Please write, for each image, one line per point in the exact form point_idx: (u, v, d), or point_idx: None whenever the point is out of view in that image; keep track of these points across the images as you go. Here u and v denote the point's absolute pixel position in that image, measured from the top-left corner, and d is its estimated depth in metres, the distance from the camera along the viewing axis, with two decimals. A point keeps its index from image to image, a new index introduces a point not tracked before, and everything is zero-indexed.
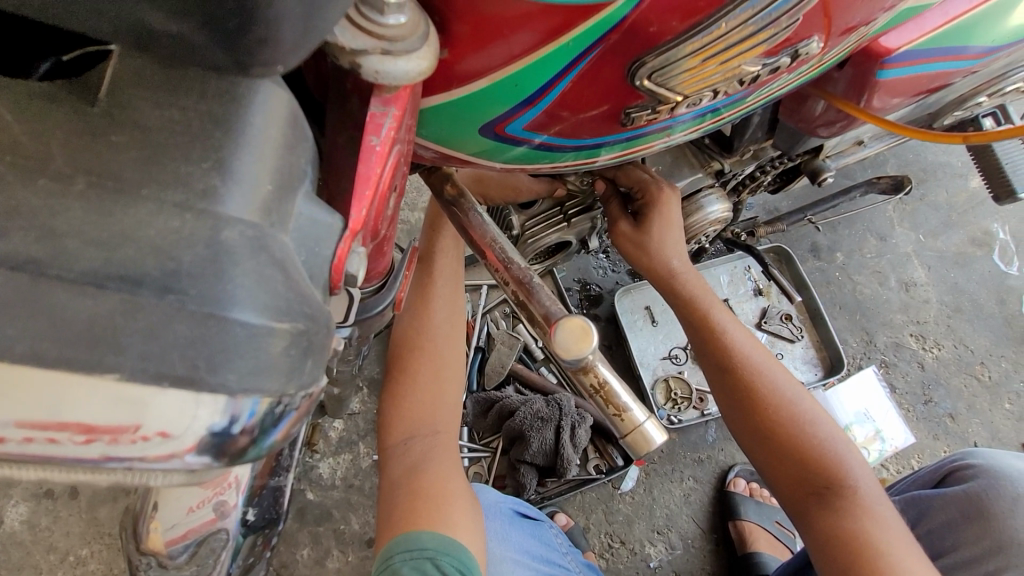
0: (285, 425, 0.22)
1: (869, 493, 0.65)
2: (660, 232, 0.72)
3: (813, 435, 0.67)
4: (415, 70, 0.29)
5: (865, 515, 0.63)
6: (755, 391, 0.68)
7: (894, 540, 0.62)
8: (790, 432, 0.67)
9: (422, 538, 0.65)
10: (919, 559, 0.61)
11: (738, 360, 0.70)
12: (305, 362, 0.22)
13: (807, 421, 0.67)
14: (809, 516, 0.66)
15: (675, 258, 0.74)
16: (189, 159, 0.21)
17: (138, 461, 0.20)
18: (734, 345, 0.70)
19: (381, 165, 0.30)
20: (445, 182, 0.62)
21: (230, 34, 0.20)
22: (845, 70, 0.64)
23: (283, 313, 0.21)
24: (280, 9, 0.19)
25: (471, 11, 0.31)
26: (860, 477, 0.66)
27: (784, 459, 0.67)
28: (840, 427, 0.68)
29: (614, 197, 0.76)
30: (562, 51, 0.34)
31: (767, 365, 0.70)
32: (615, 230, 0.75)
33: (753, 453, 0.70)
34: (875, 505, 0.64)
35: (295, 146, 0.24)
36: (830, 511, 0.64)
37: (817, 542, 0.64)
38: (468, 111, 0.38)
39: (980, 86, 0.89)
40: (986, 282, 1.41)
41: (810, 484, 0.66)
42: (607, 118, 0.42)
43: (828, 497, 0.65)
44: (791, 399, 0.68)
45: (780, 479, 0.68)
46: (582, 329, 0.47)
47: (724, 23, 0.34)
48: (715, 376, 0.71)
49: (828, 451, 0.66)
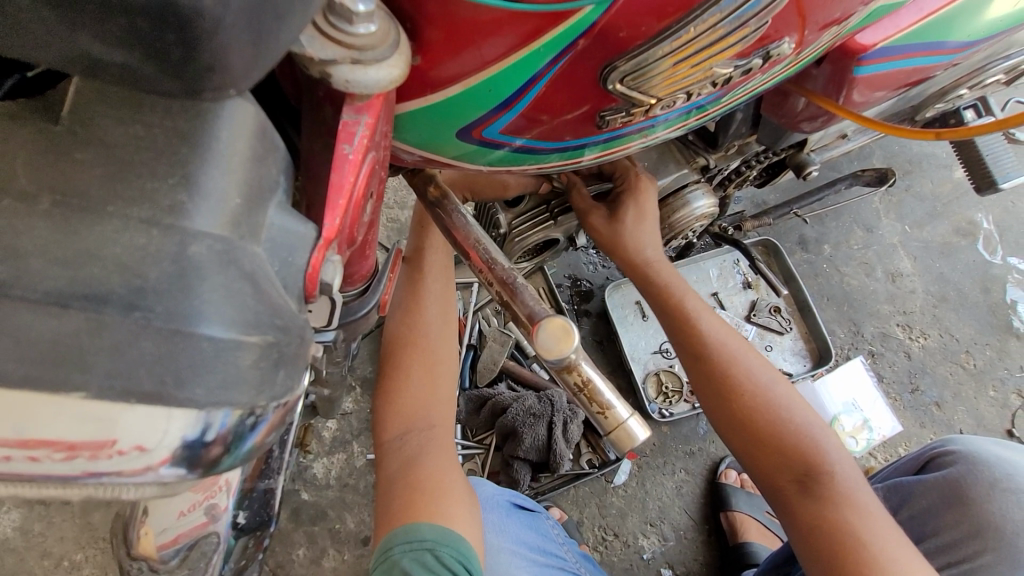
0: (261, 431, 0.23)
1: (846, 478, 0.66)
2: (633, 223, 0.74)
3: (789, 423, 0.68)
4: (385, 79, 0.29)
5: (844, 502, 0.64)
6: (731, 380, 0.69)
7: (873, 524, 0.63)
8: (767, 421, 0.68)
9: (422, 529, 0.66)
10: (897, 541, 0.63)
11: (713, 349, 0.71)
12: (277, 373, 0.23)
13: (783, 409, 0.68)
14: (793, 506, 0.66)
15: (647, 249, 0.75)
16: (154, 175, 0.21)
17: (115, 475, 0.20)
18: (709, 334, 0.71)
19: (354, 173, 0.30)
20: (428, 183, 0.62)
21: (172, 64, 0.19)
22: (823, 67, 0.65)
23: (252, 326, 0.21)
24: (224, 39, 0.18)
25: (442, 18, 0.31)
26: (837, 463, 0.67)
27: (763, 450, 0.68)
28: (813, 411, 0.69)
29: (580, 189, 0.76)
30: (534, 56, 0.34)
31: (742, 352, 0.71)
32: (588, 223, 0.76)
33: (732, 446, 0.70)
34: (854, 490, 0.66)
35: (264, 158, 0.24)
36: (812, 498, 0.65)
37: (800, 532, 0.65)
38: (445, 116, 0.39)
39: (960, 79, 0.90)
40: (971, 271, 1.43)
41: (790, 473, 0.67)
42: (584, 120, 0.42)
43: (809, 484, 0.66)
44: (764, 386, 0.69)
45: (760, 470, 0.68)
46: (563, 329, 0.47)
47: (693, 27, 0.35)
48: (691, 365, 0.72)
49: (805, 437, 0.67)
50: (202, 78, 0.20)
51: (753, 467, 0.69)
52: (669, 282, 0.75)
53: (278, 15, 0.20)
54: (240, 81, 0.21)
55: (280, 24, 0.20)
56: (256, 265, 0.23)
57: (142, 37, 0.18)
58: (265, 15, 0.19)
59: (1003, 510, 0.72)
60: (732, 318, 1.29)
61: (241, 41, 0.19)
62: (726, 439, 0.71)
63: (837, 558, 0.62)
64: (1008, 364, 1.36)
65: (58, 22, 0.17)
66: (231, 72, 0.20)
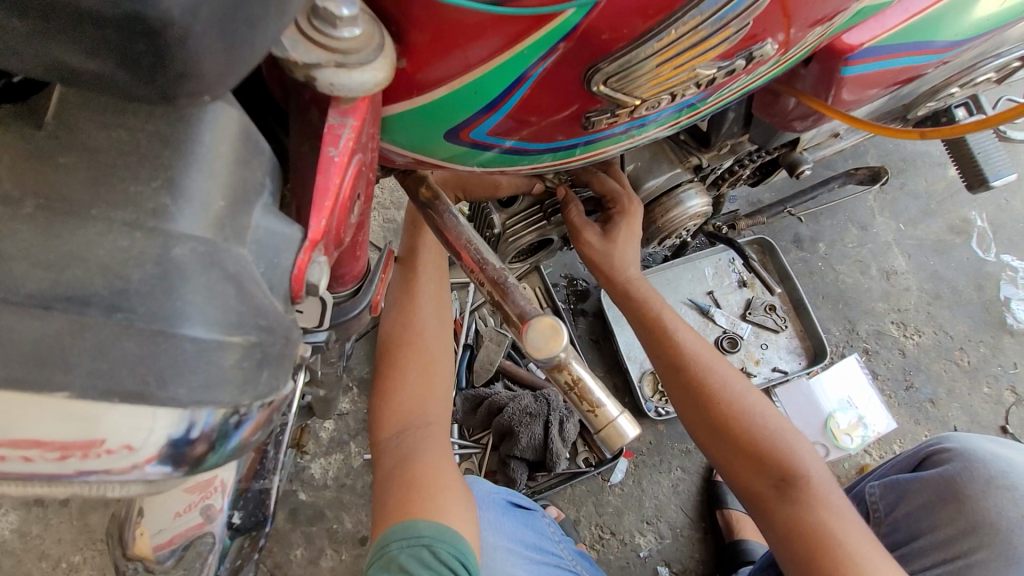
0: (246, 429, 0.23)
1: (822, 482, 0.67)
2: (624, 242, 0.77)
3: (762, 429, 0.69)
4: (370, 82, 0.30)
5: (819, 506, 0.66)
6: (705, 388, 0.71)
7: (849, 527, 0.65)
8: (742, 428, 0.69)
9: (419, 526, 0.67)
10: (871, 543, 0.64)
11: (688, 359, 0.73)
12: (260, 372, 0.23)
13: (757, 416, 0.70)
14: (771, 512, 0.68)
15: (631, 268, 0.78)
16: (137, 178, 0.22)
17: (103, 474, 0.20)
18: (683, 344, 0.73)
19: (341, 175, 0.30)
20: (421, 184, 0.63)
21: (152, 71, 0.19)
22: (812, 67, 0.65)
23: (234, 326, 0.21)
24: (201, 44, 0.19)
25: (427, 21, 0.32)
26: (813, 467, 0.68)
27: (739, 456, 0.69)
28: (786, 417, 0.71)
29: (573, 203, 0.78)
30: (518, 59, 0.35)
31: (715, 361, 0.73)
32: (581, 239, 0.78)
33: (710, 453, 0.72)
34: (829, 494, 0.67)
35: (248, 161, 0.24)
36: (788, 503, 0.67)
37: (778, 536, 0.67)
38: (433, 118, 0.39)
39: (951, 78, 0.90)
40: (965, 268, 1.43)
41: (766, 478, 0.68)
42: (570, 121, 0.43)
43: (785, 489, 0.67)
44: (738, 393, 0.71)
45: (738, 478, 0.70)
46: (553, 328, 0.48)
47: (675, 29, 0.35)
48: (668, 375, 0.74)
49: (779, 443, 0.69)
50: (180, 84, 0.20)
51: (730, 474, 0.71)
52: (645, 295, 0.77)
53: (254, 20, 0.20)
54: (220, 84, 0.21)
55: (257, 30, 0.20)
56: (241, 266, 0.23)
57: (119, 47, 0.18)
58: (240, 22, 0.19)
59: (998, 507, 0.73)
60: (727, 315, 1.30)
61: (218, 47, 0.19)
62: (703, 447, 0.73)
63: (814, 562, 0.63)
64: (1002, 360, 1.37)
65: (38, 32, 0.18)
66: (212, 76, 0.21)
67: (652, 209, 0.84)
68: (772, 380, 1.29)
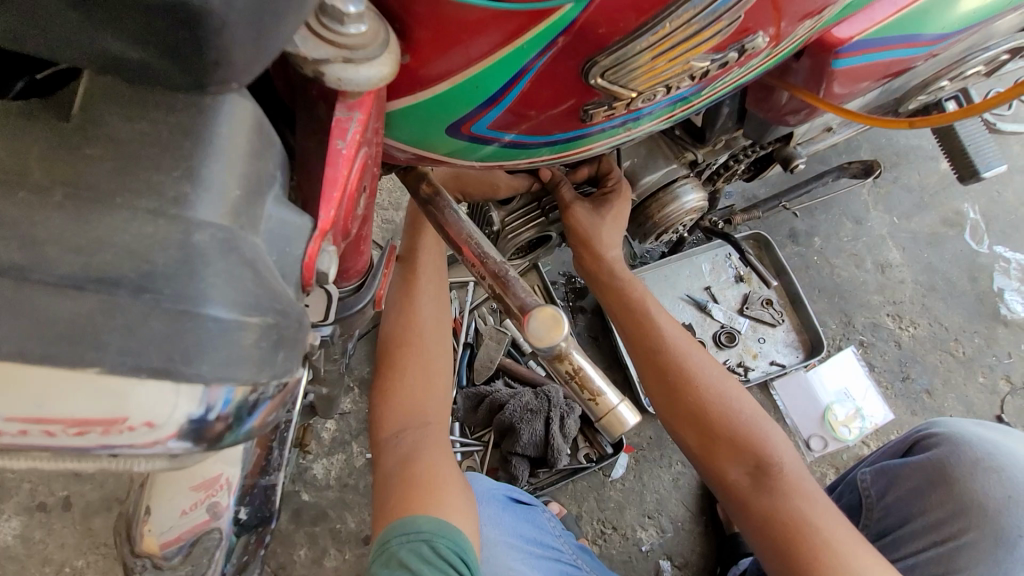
0: (261, 413, 0.24)
1: (794, 469, 0.72)
2: (611, 222, 0.80)
3: (739, 418, 0.73)
4: (376, 77, 0.31)
5: (793, 492, 0.70)
6: (684, 380, 0.75)
7: (819, 512, 0.69)
8: (720, 418, 0.73)
9: (419, 522, 0.67)
10: (843, 527, 0.69)
11: (669, 349, 0.76)
12: (277, 353, 0.24)
13: (735, 406, 0.74)
14: (749, 500, 0.71)
15: (611, 250, 0.82)
16: (159, 168, 0.23)
17: (127, 448, 0.21)
18: (665, 334, 0.77)
19: (348, 167, 0.32)
20: (421, 181, 0.63)
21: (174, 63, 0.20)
22: (803, 61, 0.66)
23: (253, 309, 0.22)
24: (223, 40, 0.20)
25: (429, 16, 0.33)
26: (785, 455, 0.72)
27: (716, 446, 0.73)
28: (760, 406, 0.75)
29: (562, 181, 0.80)
30: (517, 53, 0.36)
31: (694, 351, 0.77)
32: (570, 211, 0.80)
33: (689, 444, 0.76)
34: (802, 481, 0.71)
35: (261, 152, 0.26)
36: (765, 491, 0.71)
37: (756, 525, 0.71)
38: (436, 112, 0.40)
39: (941, 71, 0.92)
40: (959, 260, 1.45)
41: (744, 468, 0.72)
42: (567, 115, 0.44)
43: (762, 477, 0.71)
44: (715, 383, 0.75)
45: (716, 466, 0.73)
46: (553, 318, 0.49)
47: (668, 24, 0.36)
48: (649, 365, 0.77)
49: (755, 431, 0.73)
50: (197, 78, 0.21)
51: (709, 466, 0.74)
52: (630, 280, 0.81)
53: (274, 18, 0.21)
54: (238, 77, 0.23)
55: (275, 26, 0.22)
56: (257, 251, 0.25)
57: (145, 41, 0.19)
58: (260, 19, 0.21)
59: (985, 488, 0.74)
60: (725, 311, 1.32)
61: (238, 42, 0.20)
62: (681, 438, 0.76)
63: (790, 548, 0.67)
64: (996, 351, 1.38)
65: (70, 26, 0.19)
66: (233, 70, 0.22)
67: (647, 205, 0.86)
68: (770, 374, 1.31)
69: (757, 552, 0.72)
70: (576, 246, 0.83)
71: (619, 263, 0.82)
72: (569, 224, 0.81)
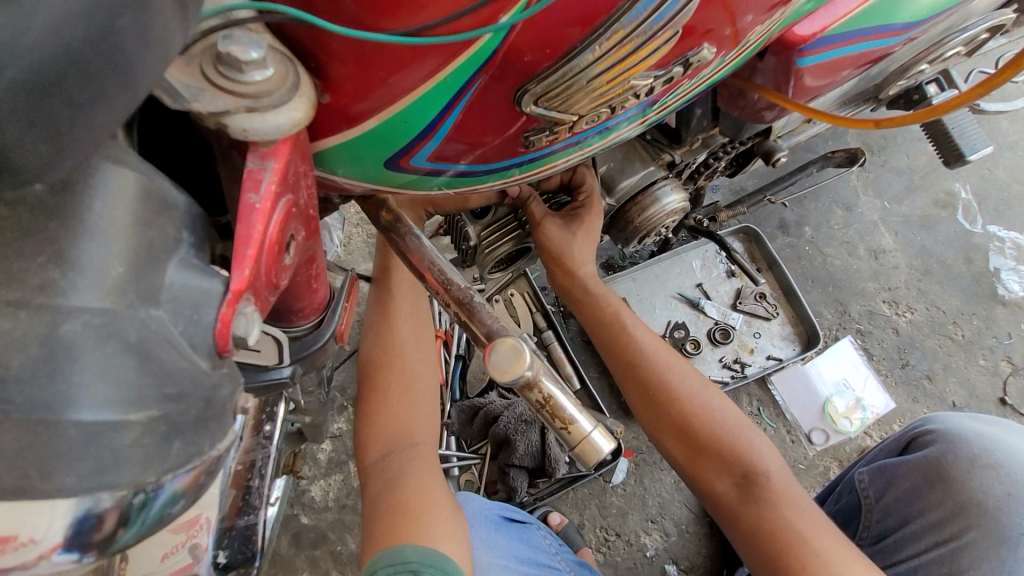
0: (167, 494, 0.24)
1: (781, 476, 0.71)
2: (582, 239, 0.81)
3: (723, 427, 0.73)
4: (287, 123, 0.29)
5: (780, 501, 0.68)
6: (665, 391, 0.74)
7: (808, 521, 0.67)
8: (703, 428, 0.72)
9: (407, 551, 0.65)
10: (833, 537, 0.67)
11: (647, 360, 0.77)
12: (170, 445, 0.24)
13: (717, 414, 0.73)
14: (736, 511, 0.70)
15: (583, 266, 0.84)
16: (22, 255, 0.21)
17: (21, 567, 0.22)
18: (642, 345, 0.78)
19: (264, 221, 0.29)
20: (380, 209, 0.62)
21: None
22: (767, 61, 0.64)
23: (134, 405, 0.22)
24: (8, 135, 0.19)
25: (346, 53, 0.32)
26: (772, 464, 0.71)
27: (701, 457, 0.72)
28: (743, 414, 0.74)
29: (530, 198, 0.80)
30: (442, 86, 0.34)
31: (672, 362, 0.77)
32: (543, 230, 0.80)
33: (674, 456, 0.75)
34: (788, 489, 0.70)
35: (153, 221, 0.24)
36: (752, 500, 0.69)
37: (745, 537, 0.69)
38: (371, 147, 0.38)
39: (920, 55, 0.89)
40: (953, 242, 1.42)
41: (730, 478, 0.71)
42: (509, 142, 0.42)
43: (748, 487, 0.70)
44: (697, 393, 0.75)
45: (702, 477, 0.73)
46: (514, 349, 0.47)
47: (599, 46, 0.34)
48: (629, 376, 0.77)
49: (739, 440, 0.72)
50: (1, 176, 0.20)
51: (695, 477, 0.73)
52: (605, 293, 0.83)
53: (87, 87, 0.20)
54: (74, 151, 0.21)
55: (92, 101, 0.21)
56: (155, 325, 0.23)
57: None
58: (57, 96, 0.20)
59: (984, 485, 0.73)
60: (718, 307, 1.30)
61: (31, 140, 0.20)
62: (666, 450, 0.75)
63: (779, 561, 0.65)
64: (996, 332, 1.36)
65: None
66: (58, 144, 0.21)
67: (626, 209, 0.83)
68: (767, 369, 1.28)
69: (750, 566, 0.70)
70: (549, 261, 0.85)
71: (592, 278, 0.84)
72: (544, 243, 0.82)
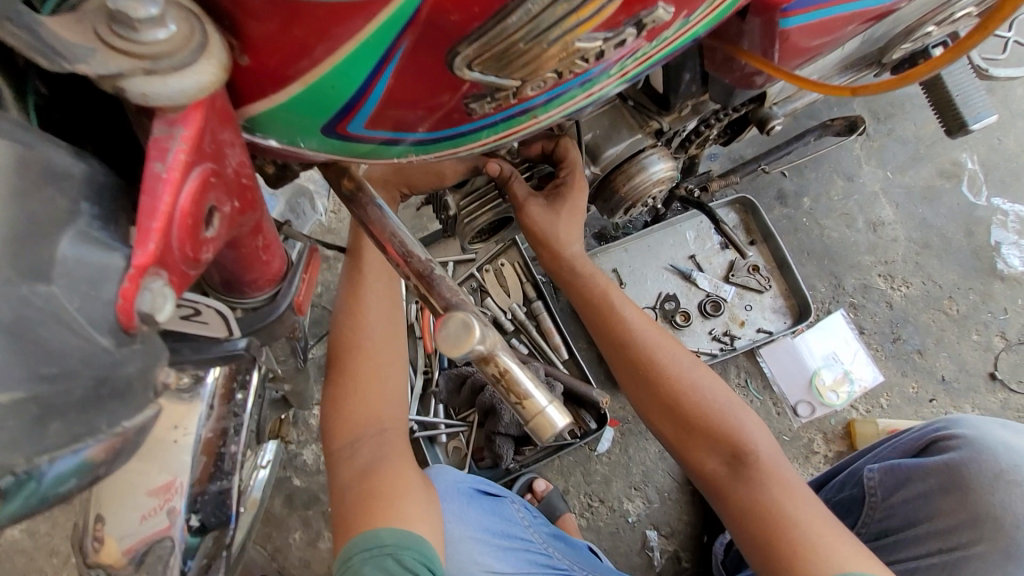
0: (66, 466, 0.25)
1: (770, 455, 0.71)
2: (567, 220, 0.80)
3: (713, 407, 0.72)
4: (193, 87, 0.28)
5: (770, 480, 0.68)
6: (655, 371, 0.74)
7: (797, 501, 0.67)
8: (694, 408, 0.72)
9: (381, 535, 0.67)
10: (823, 517, 0.66)
11: (636, 340, 0.76)
12: (47, 426, 0.24)
13: (707, 393, 0.73)
14: (726, 490, 0.70)
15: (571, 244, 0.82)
16: None
17: None
18: (630, 324, 0.77)
19: (173, 193, 0.28)
20: (342, 176, 0.59)
21: None
22: (751, 21, 0.60)
23: (9, 385, 0.23)
24: None
25: (257, 11, 0.29)
26: (761, 443, 0.71)
27: (691, 436, 0.72)
28: (733, 394, 0.74)
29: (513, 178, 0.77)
30: (367, 48, 0.32)
31: (661, 341, 0.76)
32: (524, 210, 0.78)
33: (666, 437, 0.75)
34: (778, 468, 0.70)
35: (33, 193, 0.25)
36: (741, 479, 0.69)
37: (736, 516, 0.69)
38: (304, 112, 0.36)
39: (925, 15, 0.84)
40: (955, 214, 1.39)
41: (719, 457, 0.71)
42: (451, 108, 0.40)
43: (738, 466, 0.70)
44: (685, 372, 0.74)
45: (692, 456, 0.73)
46: (464, 324, 0.45)
47: (534, 3, 0.31)
48: (618, 356, 0.77)
49: (729, 420, 0.72)
50: None
51: (686, 456, 0.73)
52: (591, 273, 0.82)
53: None
54: None
55: None
56: (41, 301, 0.24)
57: None
58: None
59: (1005, 502, 0.72)
60: (710, 279, 1.28)
61: None
62: (658, 430, 0.75)
63: (769, 541, 0.65)
64: (992, 307, 1.33)
65: None
66: None
67: (613, 178, 0.80)
68: (757, 342, 1.27)
69: (741, 548, 0.69)
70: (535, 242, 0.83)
71: (580, 257, 0.83)
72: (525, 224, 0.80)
